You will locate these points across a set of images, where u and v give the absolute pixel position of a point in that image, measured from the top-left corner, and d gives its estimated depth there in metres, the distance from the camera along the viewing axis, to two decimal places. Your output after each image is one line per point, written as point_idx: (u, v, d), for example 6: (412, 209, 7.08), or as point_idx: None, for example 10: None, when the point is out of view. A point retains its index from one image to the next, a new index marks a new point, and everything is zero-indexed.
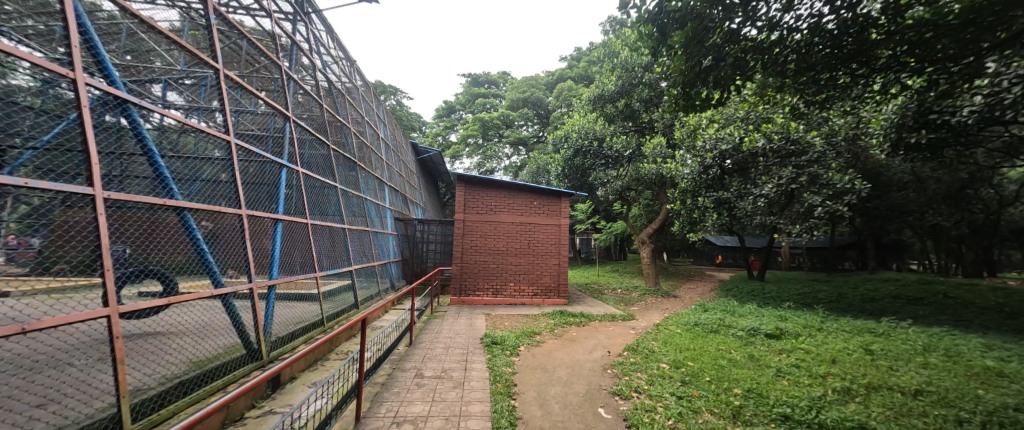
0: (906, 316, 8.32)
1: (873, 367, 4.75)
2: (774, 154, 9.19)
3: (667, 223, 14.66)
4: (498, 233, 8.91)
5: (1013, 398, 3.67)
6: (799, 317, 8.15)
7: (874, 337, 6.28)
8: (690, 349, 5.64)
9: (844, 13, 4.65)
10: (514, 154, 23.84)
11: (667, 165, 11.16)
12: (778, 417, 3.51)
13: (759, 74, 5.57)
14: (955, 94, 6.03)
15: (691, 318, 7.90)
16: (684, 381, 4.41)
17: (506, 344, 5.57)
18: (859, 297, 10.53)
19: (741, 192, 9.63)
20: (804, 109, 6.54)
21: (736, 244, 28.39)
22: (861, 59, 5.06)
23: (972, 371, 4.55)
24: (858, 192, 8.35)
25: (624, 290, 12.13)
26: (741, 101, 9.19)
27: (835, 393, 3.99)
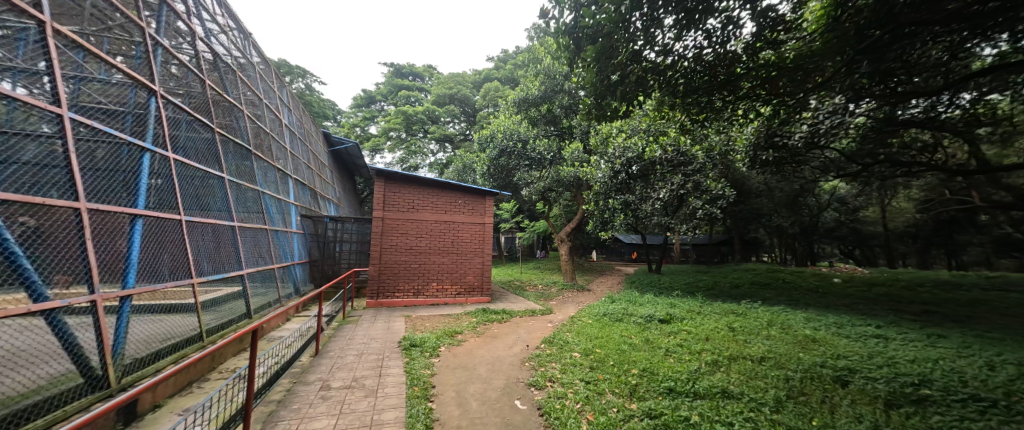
0: (760, 298, 10.29)
1: (735, 341, 5.77)
2: (668, 163, 10.54)
3: (583, 223, 15.79)
4: (421, 231, 8.60)
5: (822, 358, 4.80)
6: (685, 303, 9.50)
7: (736, 317, 7.63)
8: (599, 337, 6.17)
9: (718, 49, 5.56)
10: (438, 150, 23.26)
11: (583, 169, 11.98)
12: (665, 390, 4.04)
13: (656, 92, 6.34)
14: (792, 122, 7.66)
15: (601, 309, 8.64)
16: (592, 366, 4.81)
17: (425, 346, 5.40)
18: (728, 284, 12.71)
19: (643, 196, 10.85)
20: (692, 125, 7.63)
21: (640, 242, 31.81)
22: (730, 87, 6.14)
23: (800, 339, 5.83)
24: (728, 197, 10.11)
25: (544, 286, 12.74)
26: (644, 115, 10.36)
27: (708, 365, 4.74)
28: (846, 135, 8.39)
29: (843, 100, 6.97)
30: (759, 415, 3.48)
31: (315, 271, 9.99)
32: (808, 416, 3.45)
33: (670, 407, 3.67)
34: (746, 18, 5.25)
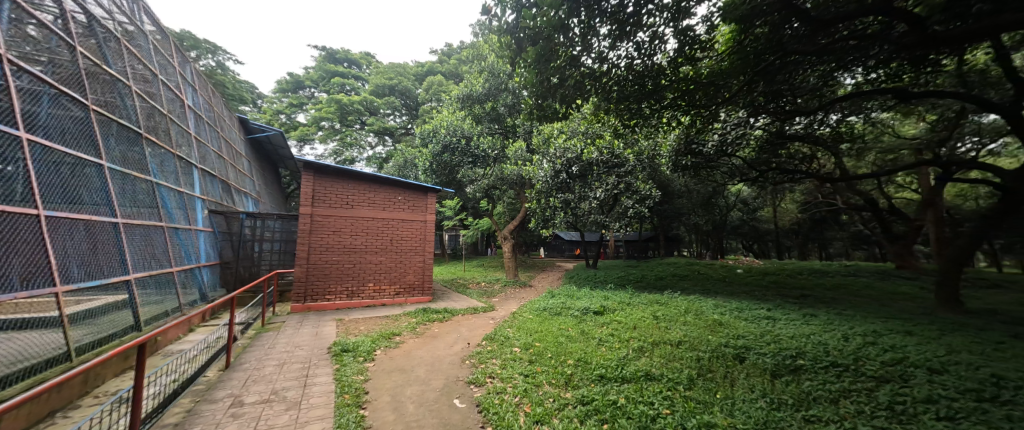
0: (680, 288, 11.41)
1: (658, 328, 6.32)
2: (603, 164, 11.17)
3: (525, 220, 16.10)
4: (355, 229, 8.07)
5: (727, 339, 5.48)
6: (617, 295, 10.17)
7: (660, 306, 8.37)
8: (538, 331, 6.34)
9: (646, 60, 6.05)
10: (375, 143, 22.01)
11: (526, 167, 12.14)
12: (596, 377, 4.29)
13: (592, 96, 6.68)
14: (708, 130, 8.58)
15: (540, 304, 8.90)
16: (531, 360, 4.94)
17: (358, 350, 5.09)
18: (654, 277, 13.88)
19: (581, 195, 11.36)
20: (624, 129, 8.17)
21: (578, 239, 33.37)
22: (656, 95, 6.70)
23: (711, 323, 6.57)
24: (654, 197, 11.04)
25: (486, 283, 12.76)
26: (583, 118, 10.84)
27: (635, 352, 5.14)
28: (749, 145, 9.62)
29: (746, 114, 7.99)
30: (675, 393, 3.86)
31: (227, 273, 8.86)
32: (714, 390, 3.91)
33: (601, 392, 3.91)
34: (670, 34, 5.74)
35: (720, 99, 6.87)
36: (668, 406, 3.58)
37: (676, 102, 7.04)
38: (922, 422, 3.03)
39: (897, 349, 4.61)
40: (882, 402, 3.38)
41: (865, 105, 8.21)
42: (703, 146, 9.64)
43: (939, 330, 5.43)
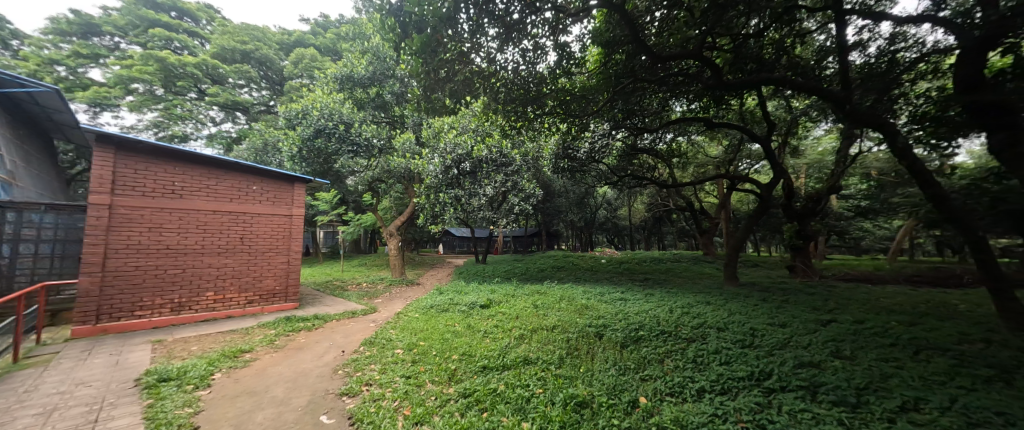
0: (557, 278, 12.65)
1: (537, 316, 6.91)
2: (492, 163, 11.54)
3: (414, 216, 15.54)
4: (187, 226, 6.55)
5: (591, 320, 6.34)
6: (503, 288, 10.70)
7: (540, 295, 9.14)
8: (423, 330, 6.25)
9: (528, 68, 6.55)
10: (225, 121, 18.13)
11: (414, 161, 11.64)
12: (478, 369, 4.49)
13: (482, 95, 6.89)
14: (581, 137, 9.68)
15: (427, 302, 8.76)
16: (412, 360, 4.84)
17: (193, 375, 4.19)
18: (536, 269, 15.03)
19: (470, 192, 11.51)
20: (511, 130, 8.64)
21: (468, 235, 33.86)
22: (536, 101, 7.30)
23: (580, 307, 7.49)
24: (535, 195, 11.97)
25: (369, 283, 11.88)
26: (473, 115, 11.01)
27: (516, 340, 5.54)
28: (612, 154, 11.21)
29: (609, 128, 9.32)
30: (547, 372, 4.31)
31: None
32: (579, 366, 4.52)
33: (481, 383, 4.10)
34: (550, 47, 6.31)
35: (589, 111, 7.86)
36: (541, 385, 3.97)
37: (555, 109, 7.79)
38: (711, 367, 4.07)
39: (703, 316, 6.05)
40: (690, 357, 4.40)
41: (688, 128, 10.45)
42: (576, 151, 10.85)
43: (728, 300, 7.32)
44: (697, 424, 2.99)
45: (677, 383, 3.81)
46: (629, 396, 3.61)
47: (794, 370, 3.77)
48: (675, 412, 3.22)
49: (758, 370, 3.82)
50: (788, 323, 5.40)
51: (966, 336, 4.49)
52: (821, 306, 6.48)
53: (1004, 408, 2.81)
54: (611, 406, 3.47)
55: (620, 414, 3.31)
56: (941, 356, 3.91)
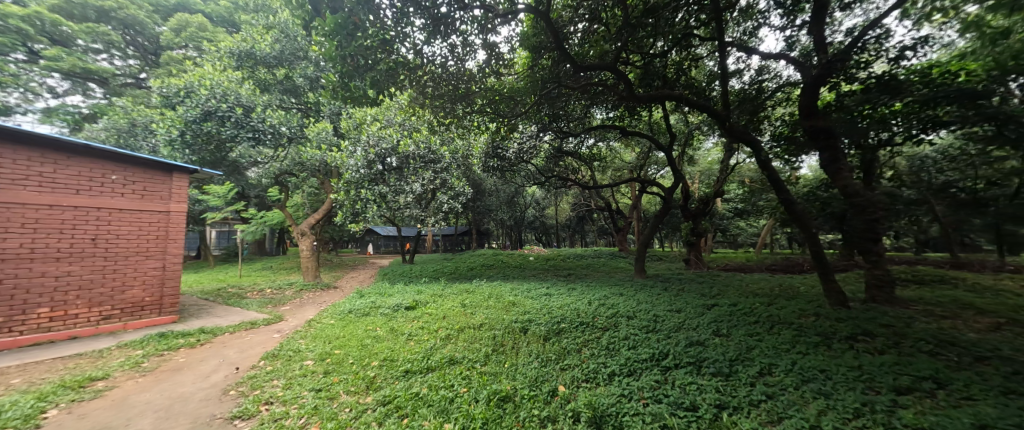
0: (486, 276, 12.66)
1: (465, 315, 6.82)
2: (420, 159, 11.08)
3: (332, 214, 14.31)
4: (7, 224, 5.21)
5: (517, 316, 6.46)
6: (430, 288, 10.37)
7: (468, 294, 9.05)
8: (339, 337, 5.77)
9: (456, 64, 6.44)
10: (71, 94, 14.55)
11: (332, 153, 10.77)
12: (400, 374, 4.26)
13: (408, 87, 6.59)
14: (510, 138, 9.82)
15: (346, 306, 8.13)
16: (324, 372, 4.42)
17: (19, 413, 3.30)
18: (465, 268, 14.88)
19: (395, 189, 10.94)
20: (440, 126, 8.42)
21: (394, 234, 32.30)
22: (465, 97, 7.21)
23: (506, 304, 7.57)
24: (465, 193, 11.85)
25: (275, 289, 10.62)
26: (399, 108, 10.49)
27: (442, 340, 5.40)
28: (540, 154, 11.55)
29: (537, 130, 9.62)
30: (473, 371, 4.26)
31: None
32: (503, 361, 4.55)
33: (403, 388, 3.89)
34: (479, 45, 6.26)
35: (518, 111, 7.99)
36: (465, 384, 3.90)
37: (484, 108, 7.79)
38: (621, 352, 4.39)
39: (617, 307, 6.54)
40: (604, 344, 4.71)
41: (607, 134, 11.24)
42: (506, 151, 10.98)
43: (639, 291, 8.03)
44: (607, 405, 3.16)
45: (592, 369, 4.03)
46: (549, 386, 3.70)
47: (687, 349, 4.23)
48: (588, 397, 3.36)
49: (659, 351, 4.22)
50: (684, 309, 6.09)
51: (810, 312, 5.51)
52: (711, 293, 7.43)
53: (826, 367, 3.47)
54: (532, 397, 3.52)
55: (540, 404, 3.37)
56: (791, 328, 4.74)
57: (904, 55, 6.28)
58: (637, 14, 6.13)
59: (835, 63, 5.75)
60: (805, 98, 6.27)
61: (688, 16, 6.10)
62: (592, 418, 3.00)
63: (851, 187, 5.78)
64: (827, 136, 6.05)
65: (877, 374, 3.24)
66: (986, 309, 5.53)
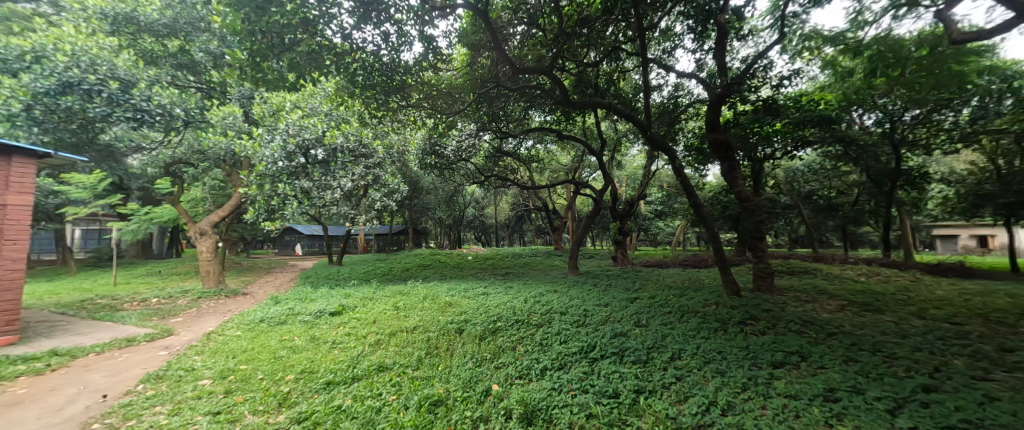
0: (421, 277, 12.19)
1: (397, 318, 6.46)
2: (349, 153, 10.25)
3: (242, 210, 12.67)
4: None
5: (453, 317, 6.28)
6: (359, 291, 9.67)
7: (402, 296, 8.60)
8: (246, 350, 5.07)
9: (391, 54, 6.08)
10: None
11: (241, 142, 9.60)
12: (321, 386, 3.84)
13: (334, 74, 6.03)
14: (449, 135, 9.61)
15: (257, 315, 7.22)
16: (224, 391, 3.81)
17: None
18: (399, 268, 14.25)
19: (320, 184, 9.91)
20: (372, 118, 7.93)
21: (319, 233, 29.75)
22: (399, 88, 6.84)
23: (440, 305, 7.34)
24: (400, 191, 11.33)
25: (166, 298, 9.08)
26: (326, 96, 9.72)
27: (370, 347, 5.03)
28: (479, 153, 11.42)
29: (476, 128, 9.57)
30: (403, 377, 4.00)
31: None
32: (437, 364, 4.35)
33: (323, 401, 3.50)
34: (415, 35, 5.97)
35: (457, 108, 7.81)
36: (395, 392, 3.63)
37: (421, 102, 7.56)
38: (553, 347, 4.47)
39: (551, 303, 6.71)
40: (538, 341, 4.77)
41: (545, 137, 11.53)
42: (444, 149, 10.64)
43: (572, 287, 8.35)
44: (538, 400, 3.18)
45: (525, 366, 4.05)
46: (482, 386, 3.62)
47: (612, 340, 4.45)
48: (520, 393, 3.35)
49: (587, 344, 4.38)
50: (612, 303, 6.44)
51: (713, 301, 6.18)
52: (635, 288, 7.98)
53: (724, 349, 3.88)
54: (465, 398, 3.40)
55: (472, 405, 3.26)
56: (698, 316, 5.25)
57: (782, 83, 7.36)
58: (572, 23, 6.39)
59: (733, 85, 6.49)
60: (710, 114, 6.95)
61: (617, 31, 6.51)
62: (523, 414, 2.98)
63: (744, 194, 6.59)
64: (726, 148, 6.84)
65: (760, 352, 3.72)
66: (838, 293, 6.70)
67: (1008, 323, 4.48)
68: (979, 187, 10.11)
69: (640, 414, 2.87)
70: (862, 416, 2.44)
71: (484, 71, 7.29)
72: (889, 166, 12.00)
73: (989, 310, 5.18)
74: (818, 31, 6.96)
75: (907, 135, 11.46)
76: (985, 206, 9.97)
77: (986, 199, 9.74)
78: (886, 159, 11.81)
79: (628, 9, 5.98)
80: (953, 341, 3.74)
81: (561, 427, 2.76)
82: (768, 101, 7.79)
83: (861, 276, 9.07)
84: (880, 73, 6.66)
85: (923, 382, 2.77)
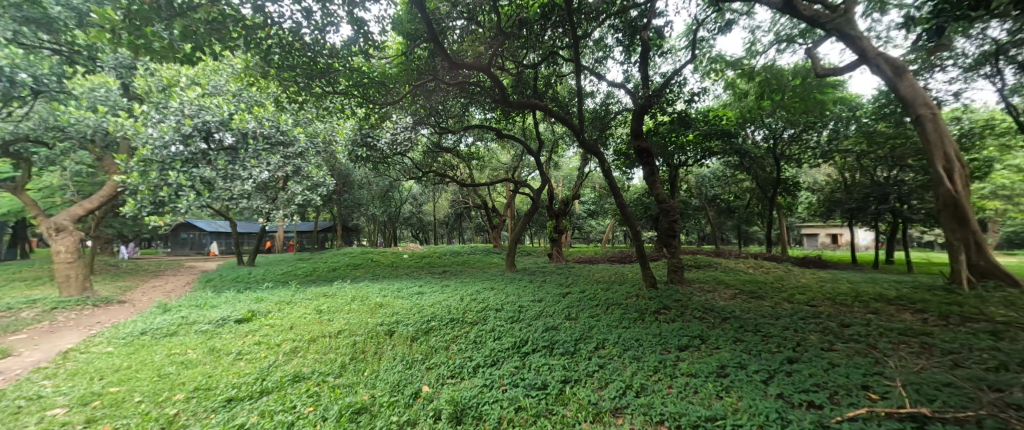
0: (349, 277, 11.37)
1: (319, 323, 5.94)
2: (263, 140, 9.14)
3: (121, 202, 10.62)
4: None
5: (384, 318, 5.96)
6: (274, 295, 8.67)
7: (326, 298, 7.92)
8: (120, 369, 4.26)
9: (315, 34, 5.56)
10: None
11: (118, 120, 8.01)
12: (219, 404, 3.37)
13: (243, 49, 5.31)
14: (380, 128, 9.34)
15: (138, 326, 6.09)
16: (85, 421, 3.13)
17: None
18: (325, 268, 13.17)
19: (226, 174, 8.60)
20: (290, 102, 7.13)
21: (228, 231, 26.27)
22: (324, 72, 6.29)
23: (369, 307, 6.92)
24: (327, 185, 11.02)
25: (4, 310, 7.26)
26: (234, 74, 8.56)
27: (284, 356, 4.55)
28: (416, 147, 10.98)
29: (412, 122, 9.25)
30: (322, 386, 3.69)
31: None
32: (363, 370, 4.10)
33: (223, 421, 3.07)
34: (344, 17, 5.52)
35: (391, 99, 7.43)
36: (312, 403, 3.33)
37: (351, 90, 7.05)
38: (486, 344, 4.50)
39: (487, 301, 6.73)
40: (472, 338, 4.76)
41: (484, 135, 11.52)
42: (377, 141, 10.01)
43: (507, 284, 8.47)
44: (468, 397, 3.16)
45: (457, 365, 4.00)
46: (411, 389, 3.49)
47: (544, 334, 4.61)
48: (451, 393, 3.30)
49: (519, 339, 4.48)
50: (545, 298, 6.68)
51: (634, 294, 6.74)
52: (566, 283, 8.37)
53: (640, 336, 4.25)
54: (392, 403, 3.25)
55: (400, 409, 3.13)
56: (620, 307, 5.70)
57: (693, 98, 8.26)
58: (510, 25, 6.45)
59: (655, 96, 7.12)
60: (635, 121, 7.55)
61: (555, 37, 6.72)
62: (453, 413, 2.95)
63: (662, 196, 7.27)
64: (647, 155, 7.48)
65: (669, 337, 4.15)
66: (731, 283, 7.77)
67: (847, 303, 5.59)
68: (832, 195, 12.44)
69: (566, 402, 3.02)
70: (743, 387, 2.85)
71: (420, 62, 7.01)
72: (771, 176, 14.22)
73: (835, 294, 6.42)
74: (721, 56, 7.97)
75: (784, 150, 13.66)
76: (835, 210, 12.30)
77: (837, 205, 12.02)
78: (769, 169, 13.96)
79: (565, 17, 6.22)
80: (810, 320, 4.57)
81: (491, 422, 2.79)
82: (682, 114, 8.65)
83: (749, 268, 10.62)
84: (767, 97, 7.85)
85: (789, 355, 3.33)
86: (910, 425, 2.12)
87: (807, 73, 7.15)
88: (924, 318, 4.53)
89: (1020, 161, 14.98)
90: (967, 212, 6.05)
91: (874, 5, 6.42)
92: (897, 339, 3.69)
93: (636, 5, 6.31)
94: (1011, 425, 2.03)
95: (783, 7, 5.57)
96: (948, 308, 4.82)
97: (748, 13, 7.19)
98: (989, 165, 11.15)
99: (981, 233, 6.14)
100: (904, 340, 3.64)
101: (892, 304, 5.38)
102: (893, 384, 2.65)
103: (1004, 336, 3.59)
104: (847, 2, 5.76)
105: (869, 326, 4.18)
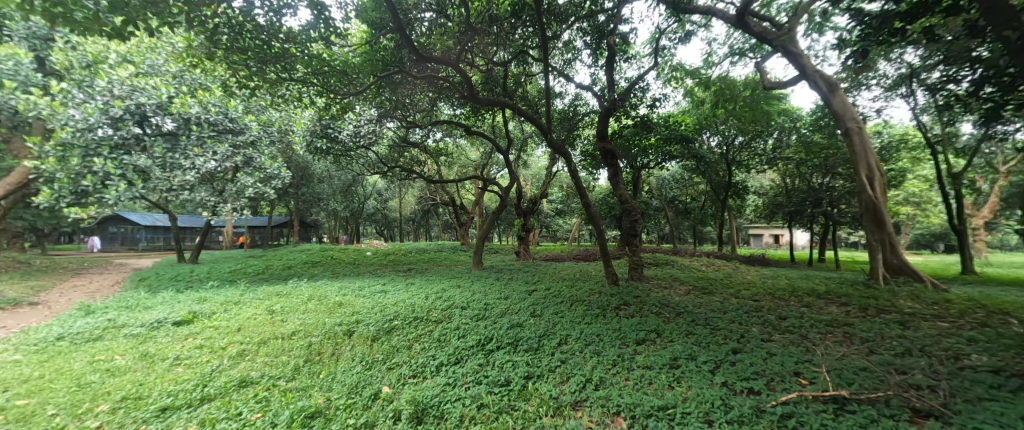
0: (303, 276, 10.74)
1: (271, 323, 5.61)
2: (208, 127, 8.47)
3: (33, 191, 9.40)
4: None
5: (343, 318, 5.72)
6: (219, 295, 8.03)
7: (279, 298, 7.44)
8: (31, 379, 3.78)
9: (271, 17, 5.23)
10: None
11: (30, 97, 7.07)
12: (152, 414, 3.08)
13: (185, 27, 4.90)
14: (342, 120, 8.95)
15: (55, 330, 5.44)
16: None
17: None
18: (279, 266, 12.37)
19: (165, 163, 7.85)
20: (241, 88, 6.67)
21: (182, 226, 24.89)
22: (283, 57, 5.95)
23: (326, 306, 6.59)
24: (280, 178, 10.44)
25: None
26: (175, 54, 7.87)
27: (229, 360, 4.25)
28: (382, 141, 10.64)
29: (376, 114, 8.95)
30: (274, 390, 3.50)
31: None
32: (319, 371, 3.92)
33: None
34: (302, 3, 5.18)
35: (354, 89, 7.16)
36: (261, 408, 3.13)
37: (309, 78, 6.73)
38: (450, 343, 4.44)
39: (453, 298, 6.67)
40: (436, 337, 4.68)
41: (452, 130, 11.39)
42: (339, 132, 9.59)
43: (473, 282, 8.39)
44: (431, 396, 3.12)
45: (420, 364, 3.92)
46: (370, 390, 3.38)
47: (508, 331, 4.64)
48: (413, 393, 3.24)
49: (484, 337, 4.48)
50: (511, 296, 6.71)
51: (597, 291, 6.94)
52: (533, 281, 8.44)
53: (601, 332, 4.39)
54: (349, 406, 3.13)
55: (358, 411, 3.03)
56: (583, 304, 5.85)
57: (655, 104, 8.62)
58: (480, 21, 6.41)
59: (620, 100, 7.32)
60: (601, 122, 7.73)
61: (524, 36, 6.75)
62: (414, 413, 2.89)
63: (624, 197, 7.53)
64: (611, 156, 7.69)
65: (628, 332, 4.32)
66: (686, 280, 8.17)
67: (784, 298, 6.09)
68: (775, 198, 13.46)
69: (528, 398, 3.06)
70: (693, 377, 3.02)
71: (385, 53, 6.74)
72: (723, 179, 15.16)
73: (775, 290, 6.95)
74: (681, 65, 8.37)
75: (736, 157, 14.56)
76: (777, 213, 13.28)
77: (778, 207, 12.96)
78: (721, 173, 14.88)
79: (534, 17, 6.29)
80: (754, 314, 4.91)
81: (452, 421, 2.76)
82: (644, 118, 8.98)
83: (702, 266, 11.23)
84: (720, 105, 8.36)
85: (733, 346, 3.59)
86: (832, 406, 2.36)
87: (757, 85, 7.70)
88: (847, 310, 5.04)
89: (927, 172, 17.11)
90: (884, 215, 6.82)
91: (813, 26, 7.04)
92: (824, 329, 4.08)
93: (603, 10, 6.46)
94: (912, 402, 2.31)
95: (735, 22, 5.93)
96: (868, 301, 5.39)
97: (706, 25, 7.60)
98: (903, 174, 12.58)
99: (894, 235, 6.93)
100: (830, 331, 4.04)
101: (822, 298, 5.92)
102: (820, 369, 2.93)
103: (911, 325, 4.08)
104: (791, 22, 6.23)
105: (801, 318, 4.59)
